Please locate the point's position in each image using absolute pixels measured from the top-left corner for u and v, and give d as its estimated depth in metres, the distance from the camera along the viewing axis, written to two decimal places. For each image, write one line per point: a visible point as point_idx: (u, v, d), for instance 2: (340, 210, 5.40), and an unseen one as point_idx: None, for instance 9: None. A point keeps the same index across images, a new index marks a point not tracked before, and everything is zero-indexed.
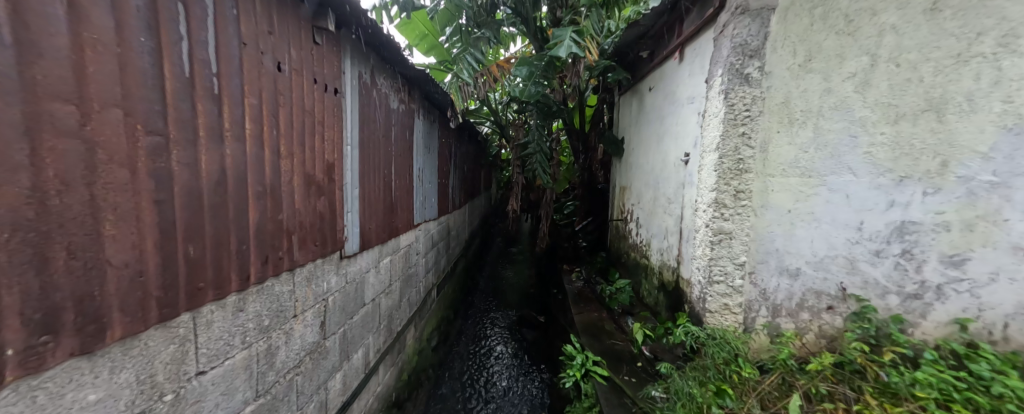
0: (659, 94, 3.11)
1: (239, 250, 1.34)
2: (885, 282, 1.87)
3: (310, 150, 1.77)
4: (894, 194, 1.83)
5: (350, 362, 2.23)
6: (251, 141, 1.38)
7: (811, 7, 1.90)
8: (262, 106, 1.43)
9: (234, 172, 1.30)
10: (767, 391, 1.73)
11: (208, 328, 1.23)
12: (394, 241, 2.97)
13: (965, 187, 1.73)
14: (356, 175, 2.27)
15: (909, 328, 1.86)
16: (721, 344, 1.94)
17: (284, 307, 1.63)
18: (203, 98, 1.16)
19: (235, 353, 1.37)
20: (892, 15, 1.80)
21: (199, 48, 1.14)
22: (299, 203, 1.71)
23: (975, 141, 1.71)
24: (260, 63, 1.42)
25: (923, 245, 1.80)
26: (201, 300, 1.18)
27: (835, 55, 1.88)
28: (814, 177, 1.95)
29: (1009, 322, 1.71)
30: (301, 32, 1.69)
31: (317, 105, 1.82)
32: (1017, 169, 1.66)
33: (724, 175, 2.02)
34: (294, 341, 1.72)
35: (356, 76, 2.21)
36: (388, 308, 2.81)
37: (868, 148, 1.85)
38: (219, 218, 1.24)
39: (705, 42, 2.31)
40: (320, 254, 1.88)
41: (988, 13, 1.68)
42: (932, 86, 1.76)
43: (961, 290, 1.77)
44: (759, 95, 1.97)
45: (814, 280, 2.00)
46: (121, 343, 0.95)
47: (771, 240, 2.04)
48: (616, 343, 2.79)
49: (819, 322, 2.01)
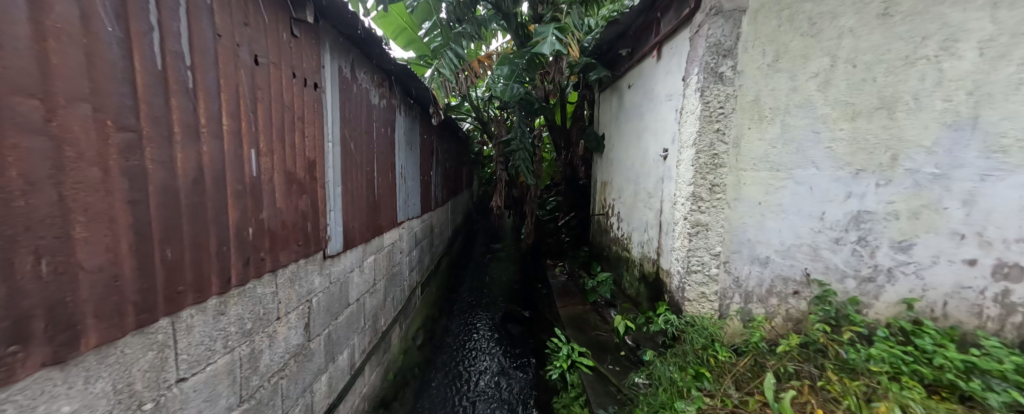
0: (638, 92, 3.21)
1: (219, 251, 1.29)
2: (844, 267, 2.03)
3: (290, 147, 1.71)
4: (852, 186, 1.98)
5: (336, 363, 2.19)
6: (228, 137, 1.32)
7: (779, 10, 2.01)
8: (239, 101, 1.37)
9: (213, 171, 1.25)
10: (741, 372, 1.85)
11: (189, 333, 1.18)
12: (378, 239, 2.92)
13: (912, 179, 1.89)
14: (339, 173, 2.21)
15: (864, 309, 2.02)
16: (699, 330, 2.07)
17: (267, 309, 1.58)
18: (176, 92, 1.10)
19: (217, 358, 1.32)
20: (849, 19, 1.93)
21: (172, 39, 1.08)
22: (280, 203, 1.65)
23: (921, 136, 1.87)
24: (236, 56, 1.35)
25: (877, 232, 1.96)
26: (181, 304, 1.14)
27: (801, 55, 2.00)
28: (782, 171, 2.07)
29: (947, 300, 1.89)
30: (280, 24, 1.63)
31: (297, 100, 1.76)
32: (956, 162, 1.82)
33: (701, 169, 2.15)
34: (278, 344, 1.67)
35: (336, 71, 2.15)
36: (373, 307, 2.77)
37: (829, 143, 1.99)
38: (197, 218, 1.19)
39: (682, 41, 2.40)
40: (303, 254, 1.83)
41: (932, 19, 1.82)
42: (884, 86, 1.91)
43: (908, 272, 1.94)
44: (732, 93, 2.09)
45: (782, 267, 2.13)
46: (96, 351, 0.90)
47: (744, 232, 2.17)
48: (601, 334, 2.87)
49: (787, 307, 2.14)
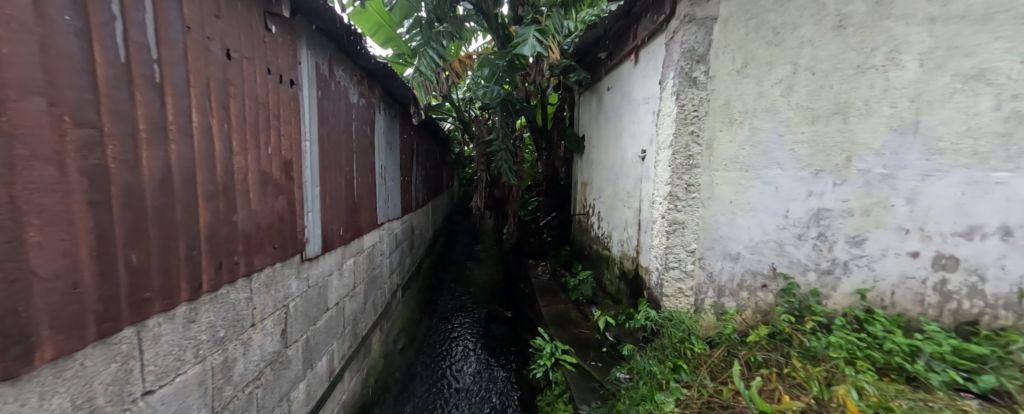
0: (617, 95, 3.29)
1: (189, 255, 1.21)
2: (806, 261, 2.17)
3: (265, 146, 1.64)
4: (812, 185, 2.12)
5: (314, 370, 2.11)
6: (199, 135, 1.25)
7: (746, 19, 2.13)
8: (210, 97, 1.30)
9: (182, 170, 1.17)
10: (715, 363, 1.94)
11: (156, 343, 1.11)
12: (358, 241, 2.85)
13: (865, 178, 2.05)
14: (316, 173, 2.14)
15: (824, 299, 2.17)
16: (676, 324, 2.16)
17: (240, 316, 1.50)
18: (141, 86, 1.03)
19: (186, 368, 1.24)
20: (809, 29, 2.07)
21: (137, 30, 1.01)
22: (255, 204, 1.58)
23: (871, 140, 2.03)
24: (206, 49, 1.29)
25: (834, 228, 2.11)
26: (148, 312, 1.06)
27: (766, 62, 2.13)
28: (751, 171, 2.19)
29: (895, 290, 2.07)
30: (253, 18, 1.56)
31: (272, 97, 1.69)
32: (901, 163, 1.99)
33: (677, 169, 2.24)
34: (253, 352, 1.59)
35: (313, 67, 2.08)
36: (352, 311, 2.69)
37: (792, 145, 2.13)
38: (165, 221, 1.12)
39: (658, 46, 2.50)
40: (279, 258, 1.76)
41: (880, 32, 1.98)
42: (839, 93, 2.06)
43: (861, 264, 2.10)
44: (705, 97, 2.19)
45: (752, 262, 2.25)
46: (51, 365, 0.83)
47: (717, 229, 2.28)
48: (583, 331, 2.92)
49: (756, 299, 2.27)
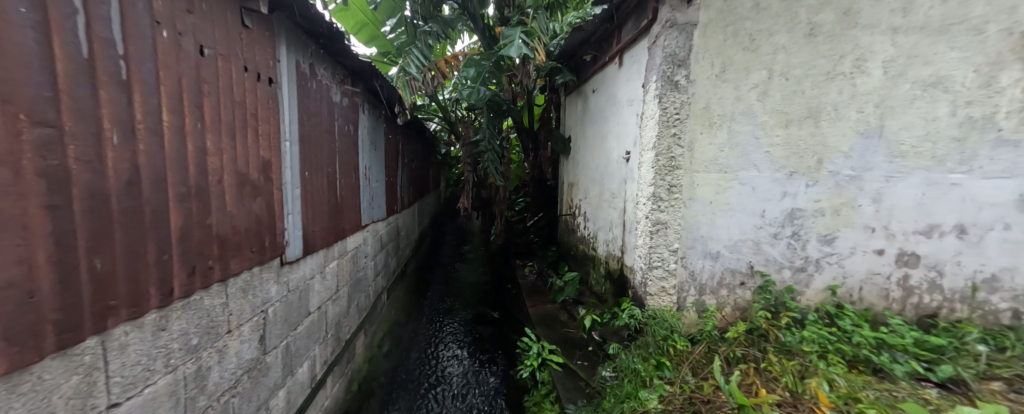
0: (601, 97, 3.34)
1: (159, 260, 1.16)
2: (781, 259, 2.26)
3: (242, 146, 1.58)
4: (787, 186, 2.21)
5: (294, 377, 2.05)
6: (170, 135, 1.19)
7: (724, 26, 2.20)
8: (182, 95, 1.25)
9: (151, 171, 1.12)
10: (697, 359, 1.99)
11: (123, 353, 1.05)
12: (341, 244, 2.78)
13: (834, 180, 2.15)
14: (297, 174, 2.08)
15: (798, 296, 2.26)
16: (660, 322, 2.21)
17: (215, 322, 1.44)
18: (106, 83, 0.97)
19: (156, 379, 1.18)
20: (783, 36, 2.15)
21: (101, 24, 0.96)
22: (230, 206, 1.52)
23: (841, 143, 2.13)
24: (178, 45, 1.23)
25: (807, 227, 2.21)
26: (114, 321, 1.01)
27: (743, 68, 2.21)
28: (730, 172, 2.27)
29: (863, 286, 2.17)
30: (229, 14, 1.50)
31: (249, 95, 1.63)
32: (867, 165, 2.10)
33: (660, 171, 2.30)
34: (228, 360, 1.53)
35: (293, 65, 2.02)
36: (335, 315, 2.63)
37: (768, 147, 2.21)
38: (133, 224, 1.06)
39: (641, 50, 2.55)
40: (257, 262, 1.70)
41: (847, 40, 2.08)
42: (811, 98, 2.15)
43: (832, 262, 2.20)
44: (686, 100, 2.25)
45: (731, 260, 2.33)
46: (5, 379, 0.77)
47: (698, 228, 2.34)
48: (570, 331, 2.95)
49: (735, 297, 2.34)
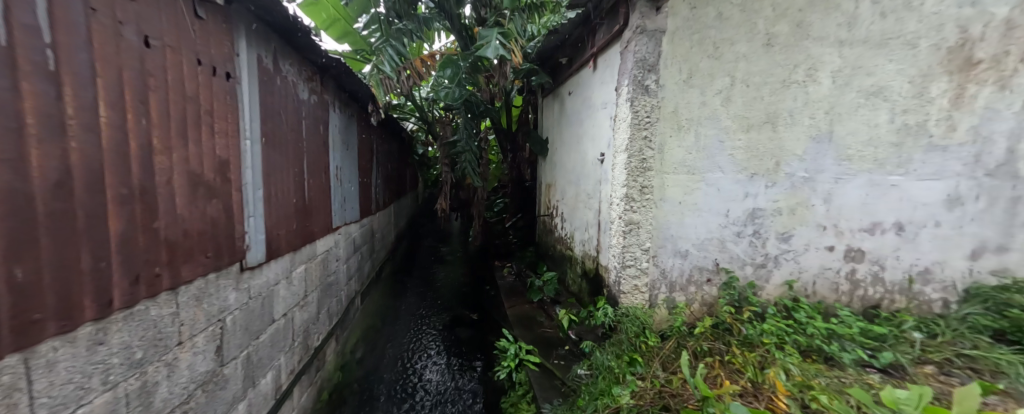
0: (577, 100, 3.39)
1: (96, 268, 1.06)
2: (744, 256, 2.38)
3: (194, 144, 1.47)
4: (748, 187, 2.33)
5: (256, 389, 1.93)
6: (109, 131, 1.09)
7: (690, 33, 2.29)
8: (123, 88, 1.14)
9: (86, 171, 1.02)
10: (667, 354, 2.06)
11: (51, 371, 0.94)
12: (310, 247, 2.66)
13: (790, 181, 2.29)
14: (259, 174, 1.97)
15: (760, 291, 2.39)
16: (632, 320, 2.27)
17: (164, 334, 1.33)
18: (28, 73, 0.88)
19: (93, 398, 1.07)
20: (744, 45, 2.27)
21: (22, 9, 0.86)
22: (181, 208, 1.41)
23: (796, 146, 2.27)
24: (119, 35, 1.13)
25: (766, 225, 2.34)
26: (39, 336, 0.91)
27: (708, 74, 2.31)
28: (698, 174, 2.36)
29: (816, 280, 2.33)
30: (180, 3, 1.40)
31: (203, 90, 1.53)
32: (819, 167, 2.25)
33: (632, 172, 2.36)
34: (179, 374, 1.42)
35: (253, 59, 1.91)
36: (303, 322, 2.51)
37: (731, 150, 2.33)
38: (63, 229, 0.96)
39: (613, 54, 2.61)
40: (212, 268, 1.59)
41: (800, 51, 2.23)
42: (769, 104, 2.28)
43: (789, 258, 2.34)
44: (656, 104, 2.33)
45: (699, 258, 2.42)
46: None
47: (668, 228, 2.42)
48: (547, 331, 2.97)
49: (702, 293, 2.44)
